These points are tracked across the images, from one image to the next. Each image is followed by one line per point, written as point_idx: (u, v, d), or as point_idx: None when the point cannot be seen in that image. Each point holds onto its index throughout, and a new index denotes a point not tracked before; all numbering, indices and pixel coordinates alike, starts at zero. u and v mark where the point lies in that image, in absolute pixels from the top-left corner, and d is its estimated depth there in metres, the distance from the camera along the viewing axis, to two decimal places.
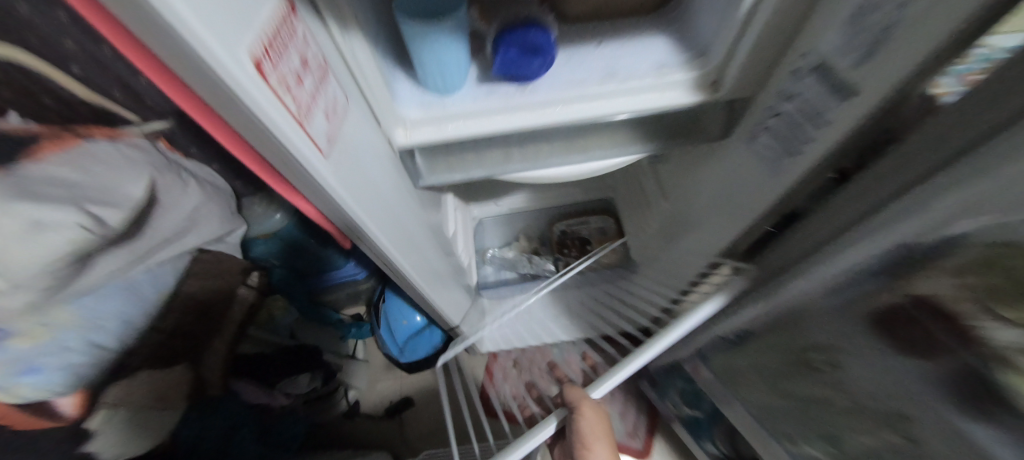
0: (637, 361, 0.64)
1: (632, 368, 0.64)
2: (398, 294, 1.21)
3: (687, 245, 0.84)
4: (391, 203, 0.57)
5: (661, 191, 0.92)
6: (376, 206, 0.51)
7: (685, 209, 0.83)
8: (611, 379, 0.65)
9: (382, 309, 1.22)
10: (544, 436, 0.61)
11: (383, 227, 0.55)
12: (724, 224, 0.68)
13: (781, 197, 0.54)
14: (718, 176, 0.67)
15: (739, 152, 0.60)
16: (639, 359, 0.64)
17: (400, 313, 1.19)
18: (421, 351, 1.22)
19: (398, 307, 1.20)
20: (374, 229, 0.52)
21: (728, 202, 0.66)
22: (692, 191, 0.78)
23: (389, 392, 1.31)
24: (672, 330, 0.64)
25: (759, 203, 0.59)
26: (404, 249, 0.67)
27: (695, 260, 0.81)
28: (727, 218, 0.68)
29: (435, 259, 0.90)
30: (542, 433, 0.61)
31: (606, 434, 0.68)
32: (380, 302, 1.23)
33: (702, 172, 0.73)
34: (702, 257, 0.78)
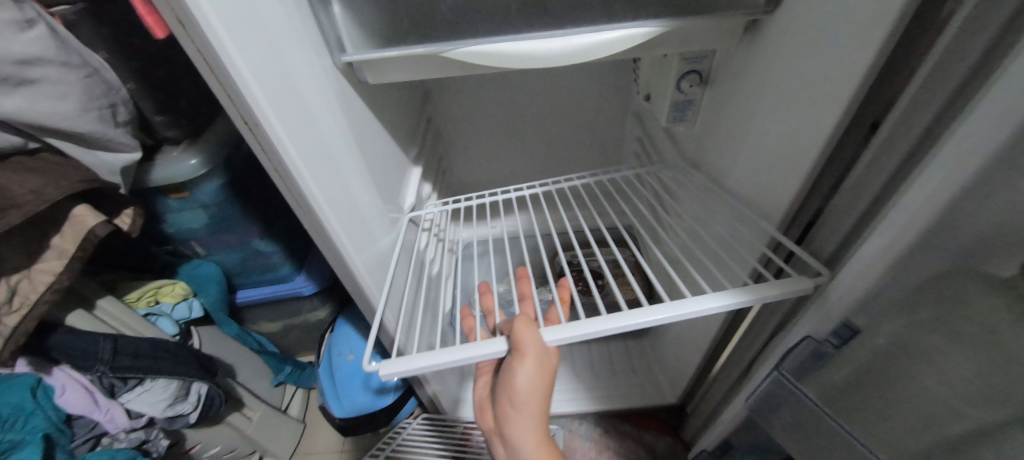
0: (640, 317, 0.42)
1: (626, 326, 0.42)
2: (351, 321, 0.93)
3: (728, 228, 0.57)
4: (280, 56, 0.38)
5: (685, 173, 0.69)
6: (227, 9, 0.32)
7: (723, 177, 0.59)
8: (598, 324, 0.42)
9: (327, 340, 0.94)
10: (466, 360, 0.43)
11: (250, 61, 0.34)
12: (792, 150, 0.43)
13: (888, 52, 0.32)
14: (777, 82, 0.45)
15: (811, 13, 0.39)
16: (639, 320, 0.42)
17: (343, 347, 0.90)
18: (358, 403, 0.87)
19: (344, 339, 0.91)
20: (224, 37, 0.32)
21: (793, 120, 0.43)
22: (733, 149, 0.56)
23: None
24: (674, 305, 0.42)
25: (847, 84, 0.36)
26: (315, 169, 0.43)
27: (745, 245, 0.53)
28: (790, 150, 0.44)
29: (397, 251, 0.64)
30: (467, 355, 0.43)
31: (540, 391, 0.48)
32: (328, 332, 0.95)
33: (752, 96, 0.51)
34: (757, 236, 0.50)
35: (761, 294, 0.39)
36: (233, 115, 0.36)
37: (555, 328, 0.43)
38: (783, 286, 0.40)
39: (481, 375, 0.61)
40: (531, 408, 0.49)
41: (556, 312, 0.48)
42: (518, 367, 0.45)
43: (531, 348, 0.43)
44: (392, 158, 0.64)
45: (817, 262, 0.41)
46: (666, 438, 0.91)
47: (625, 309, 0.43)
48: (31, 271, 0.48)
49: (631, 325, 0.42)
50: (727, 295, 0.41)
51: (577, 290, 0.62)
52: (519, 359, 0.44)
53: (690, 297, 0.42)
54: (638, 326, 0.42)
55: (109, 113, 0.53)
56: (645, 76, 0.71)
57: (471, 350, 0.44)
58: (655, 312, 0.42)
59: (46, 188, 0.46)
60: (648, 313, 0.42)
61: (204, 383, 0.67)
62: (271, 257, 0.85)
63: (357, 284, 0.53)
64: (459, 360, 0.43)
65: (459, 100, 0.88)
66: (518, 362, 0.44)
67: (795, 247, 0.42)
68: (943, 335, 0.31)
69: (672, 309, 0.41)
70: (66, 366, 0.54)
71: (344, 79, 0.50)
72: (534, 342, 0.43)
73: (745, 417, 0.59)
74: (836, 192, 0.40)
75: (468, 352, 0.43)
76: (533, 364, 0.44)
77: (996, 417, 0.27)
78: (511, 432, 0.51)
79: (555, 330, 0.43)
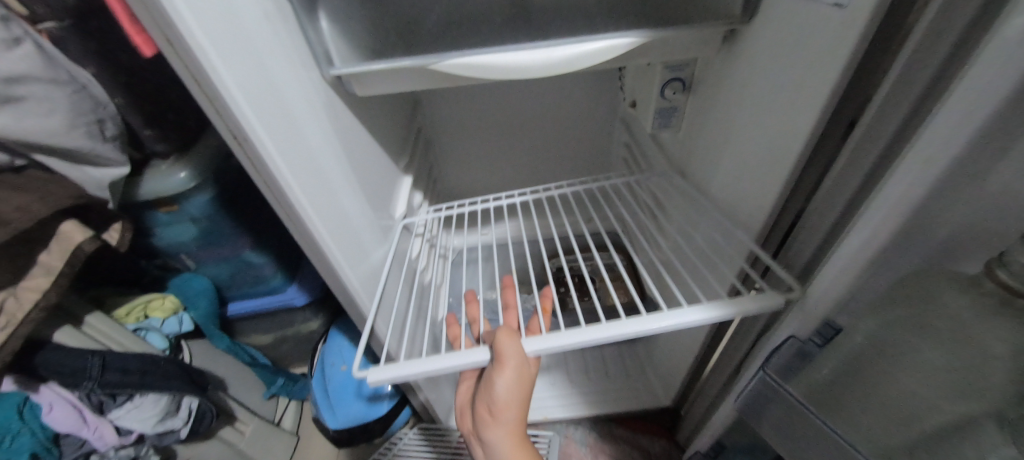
0: (622, 328, 0.43)
1: (609, 336, 0.43)
2: (344, 332, 0.92)
3: (714, 230, 0.58)
4: (268, 70, 0.39)
5: (672, 178, 0.70)
6: (215, 26, 0.33)
7: (708, 182, 0.60)
8: (582, 334, 0.43)
9: (320, 351, 0.93)
10: (446, 369, 0.43)
11: (238, 78, 0.35)
12: (772, 153, 0.45)
13: (857, 59, 0.33)
14: (755, 90, 0.47)
15: (784, 22, 0.41)
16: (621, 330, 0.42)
17: (335, 357, 0.89)
18: (353, 414, 0.86)
19: (336, 349, 0.91)
20: (211, 53, 0.32)
21: (772, 125, 0.44)
22: (716, 154, 0.57)
23: None
24: (655, 317, 0.43)
25: (819, 90, 0.37)
26: (305, 181, 0.43)
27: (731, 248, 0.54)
28: (769, 155, 0.45)
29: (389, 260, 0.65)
30: (446, 365, 0.43)
31: (518, 398, 0.50)
32: (321, 343, 0.95)
33: (733, 103, 0.52)
34: (742, 237, 0.52)
35: (735, 309, 0.41)
36: (221, 130, 0.36)
37: (535, 338, 0.44)
38: (756, 301, 0.42)
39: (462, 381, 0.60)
40: (509, 415, 0.50)
41: (538, 322, 0.49)
42: (497, 375, 0.46)
43: (510, 357, 0.44)
44: (382, 169, 0.65)
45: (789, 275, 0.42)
46: (661, 440, 0.91)
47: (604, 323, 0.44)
48: (18, 289, 0.47)
49: (611, 337, 0.43)
50: (704, 309, 0.43)
51: (558, 301, 0.63)
52: (498, 368, 0.45)
53: (667, 310, 0.44)
54: (623, 336, 0.42)
55: (97, 128, 0.53)
56: (631, 84, 0.73)
57: (455, 359, 0.44)
58: (637, 322, 0.43)
59: (33, 205, 0.46)
60: (627, 325, 0.43)
61: (195, 398, 0.66)
62: (263, 269, 0.85)
63: (349, 294, 0.53)
64: (441, 368, 0.43)
65: (449, 108, 0.89)
66: (498, 371, 0.46)
67: (771, 261, 0.43)
68: (914, 330, 0.32)
69: (652, 321, 0.43)
70: (54, 383, 0.53)
71: (333, 92, 0.51)
72: (513, 352, 0.44)
73: (736, 417, 0.60)
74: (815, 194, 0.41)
75: (453, 361, 0.44)
76: (512, 372, 0.46)
77: (971, 408, 0.28)
78: (487, 438, 0.52)
79: (534, 341, 0.44)
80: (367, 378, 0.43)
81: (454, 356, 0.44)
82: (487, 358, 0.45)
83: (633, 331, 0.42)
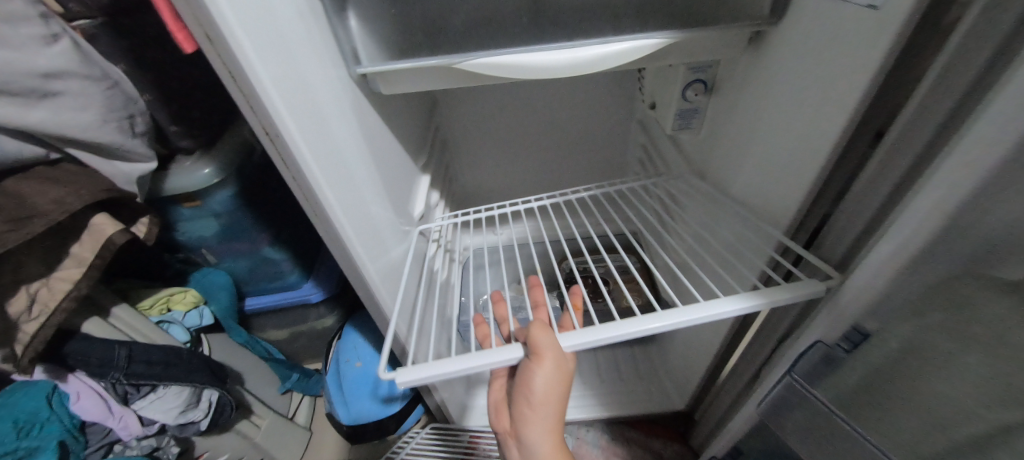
0: (657, 322, 0.43)
1: (643, 330, 0.43)
2: (359, 329, 0.93)
3: (735, 233, 0.58)
4: (300, 69, 0.40)
5: (692, 180, 0.70)
6: (253, 26, 0.33)
7: (729, 184, 0.60)
8: (619, 327, 0.43)
9: (335, 347, 0.94)
10: (479, 369, 0.44)
11: (271, 73, 0.35)
12: (798, 157, 0.44)
13: (891, 61, 0.33)
14: (781, 92, 0.46)
15: (814, 24, 0.41)
16: (657, 323, 0.43)
17: (350, 354, 0.90)
18: (367, 412, 0.87)
19: (351, 345, 0.92)
20: (247, 48, 0.33)
21: (799, 127, 0.44)
22: (738, 156, 0.57)
23: None
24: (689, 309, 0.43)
25: (849, 93, 0.37)
26: (331, 177, 0.44)
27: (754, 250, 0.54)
28: (795, 158, 0.45)
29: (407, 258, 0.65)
30: (484, 363, 0.44)
31: (557, 399, 0.48)
32: (336, 339, 0.95)
33: (757, 106, 0.52)
34: (763, 241, 0.51)
35: (772, 298, 0.41)
36: (253, 125, 0.37)
37: (571, 335, 0.45)
38: (790, 292, 0.42)
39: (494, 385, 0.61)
40: (548, 418, 0.49)
41: (573, 319, 0.50)
42: (535, 371, 0.45)
43: (547, 349, 0.44)
44: (402, 167, 0.65)
45: (828, 265, 0.42)
46: (673, 443, 0.91)
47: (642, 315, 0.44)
48: (50, 279, 0.49)
49: (646, 331, 0.43)
50: (738, 299, 0.43)
51: (588, 300, 0.65)
52: (537, 363, 0.45)
53: (703, 302, 0.44)
54: (659, 329, 0.43)
55: (128, 124, 0.54)
56: (650, 85, 0.73)
57: (486, 359, 0.44)
58: (674, 314, 0.43)
59: (67, 198, 0.47)
60: (665, 317, 0.43)
61: (216, 390, 0.67)
62: (281, 265, 0.86)
63: (370, 290, 0.54)
64: (475, 368, 0.43)
65: (467, 108, 0.90)
66: (536, 366, 0.45)
67: (803, 251, 0.43)
68: (947, 335, 0.31)
69: (688, 312, 0.43)
70: (80, 372, 0.55)
71: (358, 89, 0.51)
72: (550, 344, 0.45)
73: (755, 422, 0.59)
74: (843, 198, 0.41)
75: (486, 360, 0.44)
76: (550, 367, 0.45)
77: (1010, 417, 0.27)
78: (526, 439, 0.50)
79: (572, 337, 0.45)
80: (401, 381, 0.43)
81: (487, 355, 0.45)
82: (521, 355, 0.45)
83: (669, 323, 0.42)
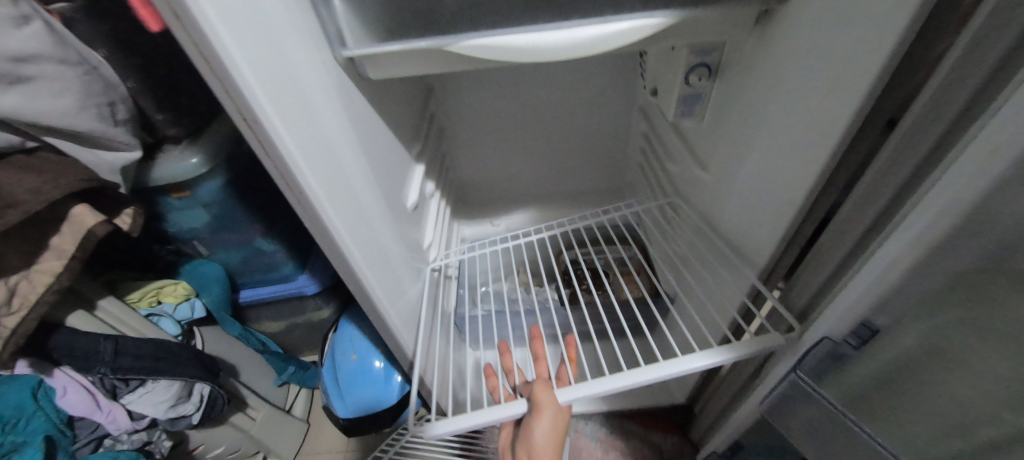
0: (640, 376, 0.51)
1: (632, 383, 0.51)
2: (355, 321, 0.92)
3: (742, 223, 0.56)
4: (280, 52, 0.37)
5: (695, 169, 0.68)
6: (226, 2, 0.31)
7: (732, 173, 0.58)
8: (605, 383, 0.52)
9: (331, 340, 0.93)
10: (496, 421, 0.53)
11: (247, 56, 0.33)
12: (805, 143, 0.42)
13: (911, 38, 0.31)
14: (788, 74, 0.44)
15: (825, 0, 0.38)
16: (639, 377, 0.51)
17: (347, 347, 0.89)
18: (364, 403, 0.86)
19: (347, 338, 0.91)
20: (218, 26, 0.30)
21: (807, 112, 0.42)
22: (743, 143, 0.55)
23: None
24: (665, 364, 0.51)
25: (859, 75, 0.34)
26: (317, 166, 0.42)
27: (761, 242, 0.52)
28: (802, 144, 0.43)
29: (400, 250, 0.63)
30: (498, 416, 0.53)
31: (555, 449, 0.56)
32: (331, 331, 0.94)
33: (762, 90, 0.49)
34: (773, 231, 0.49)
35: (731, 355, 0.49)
36: (230, 111, 0.35)
37: (566, 388, 0.54)
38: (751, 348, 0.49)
39: (504, 429, 0.66)
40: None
41: (568, 371, 0.64)
42: (536, 425, 0.54)
43: (548, 405, 0.54)
44: (395, 157, 0.63)
45: (793, 313, 0.48)
46: (673, 437, 0.90)
47: (626, 370, 0.53)
48: (30, 272, 0.47)
49: (631, 383, 0.51)
50: (708, 355, 0.51)
51: (581, 350, 0.77)
52: (538, 417, 0.54)
53: (679, 357, 0.52)
54: (640, 382, 0.51)
55: (109, 111, 0.53)
56: (653, 70, 0.70)
57: (501, 410, 0.54)
58: (654, 369, 0.51)
59: (44, 187, 0.45)
60: (649, 372, 0.51)
61: (207, 384, 0.66)
62: (275, 256, 0.85)
63: (360, 284, 0.52)
64: (494, 420, 0.52)
65: (464, 95, 0.87)
66: (537, 420, 0.54)
67: (774, 302, 0.49)
68: (970, 332, 0.29)
69: (664, 367, 0.51)
70: (68, 368, 0.54)
71: (346, 74, 0.49)
72: (550, 401, 0.54)
73: (758, 417, 0.58)
74: (856, 187, 0.38)
75: (502, 414, 0.53)
76: (549, 420, 0.54)
77: None
78: None
79: (568, 390, 0.53)
80: (436, 431, 0.52)
81: (504, 410, 0.54)
82: (527, 407, 0.55)
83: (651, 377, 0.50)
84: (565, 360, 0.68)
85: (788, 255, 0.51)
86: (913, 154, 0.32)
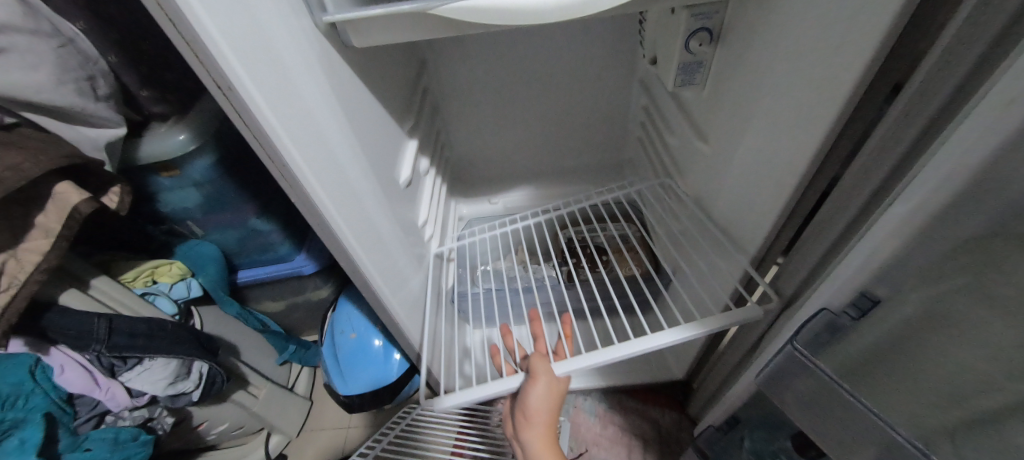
0: (627, 349, 0.53)
1: (620, 356, 0.53)
2: (353, 300, 0.92)
3: (742, 194, 0.55)
4: (253, 14, 0.35)
5: (695, 140, 0.66)
6: None
7: (732, 144, 0.56)
8: (593, 357, 0.53)
9: (330, 318, 0.94)
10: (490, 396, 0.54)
11: (218, 18, 0.31)
12: (805, 111, 0.40)
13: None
14: (789, 37, 0.42)
15: None
16: (626, 351, 0.53)
17: (346, 325, 0.90)
18: (364, 382, 0.86)
19: (345, 317, 0.91)
20: None
21: (808, 76, 0.40)
22: (742, 112, 0.53)
23: (326, 446, 0.96)
24: (649, 339, 0.53)
25: (861, 34, 0.32)
26: (299, 138, 0.41)
27: (760, 214, 0.51)
28: (803, 110, 0.41)
29: (392, 226, 0.62)
30: (489, 392, 0.54)
31: (552, 410, 0.57)
32: (330, 310, 0.95)
33: (763, 55, 0.47)
34: (773, 202, 0.48)
35: (710, 326, 0.52)
36: (204, 78, 0.33)
37: (563, 362, 0.55)
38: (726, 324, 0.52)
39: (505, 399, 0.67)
40: (544, 427, 0.57)
41: (564, 348, 0.64)
42: (531, 391, 0.55)
43: (542, 373, 0.54)
44: (385, 131, 0.61)
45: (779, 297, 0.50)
46: (670, 411, 0.91)
47: (614, 344, 0.54)
48: (17, 251, 0.47)
49: (619, 356, 0.53)
50: (685, 329, 0.53)
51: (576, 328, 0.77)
52: (531, 382, 0.55)
53: (663, 331, 0.54)
54: (627, 355, 0.53)
55: (88, 85, 0.51)
56: (651, 37, 0.67)
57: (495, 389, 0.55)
58: (640, 342, 0.53)
59: (24, 165, 0.43)
60: (635, 345, 0.53)
61: (205, 362, 0.67)
62: (270, 236, 0.84)
63: (351, 259, 0.51)
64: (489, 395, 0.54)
65: (456, 68, 0.85)
66: (532, 387, 0.55)
67: (762, 283, 0.50)
68: (975, 300, 0.28)
69: (649, 342, 0.53)
70: (63, 346, 0.54)
71: (327, 41, 0.47)
72: (546, 371, 0.55)
73: (754, 392, 0.58)
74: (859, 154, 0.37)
75: (496, 391, 0.54)
76: (544, 387, 0.55)
77: None
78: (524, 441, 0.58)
79: (564, 363, 0.55)
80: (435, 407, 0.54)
81: (495, 387, 0.55)
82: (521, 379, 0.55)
83: (637, 350, 0.52)
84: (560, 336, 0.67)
85: (788, 227, 0.49)
86: (920, 116, 0.31)
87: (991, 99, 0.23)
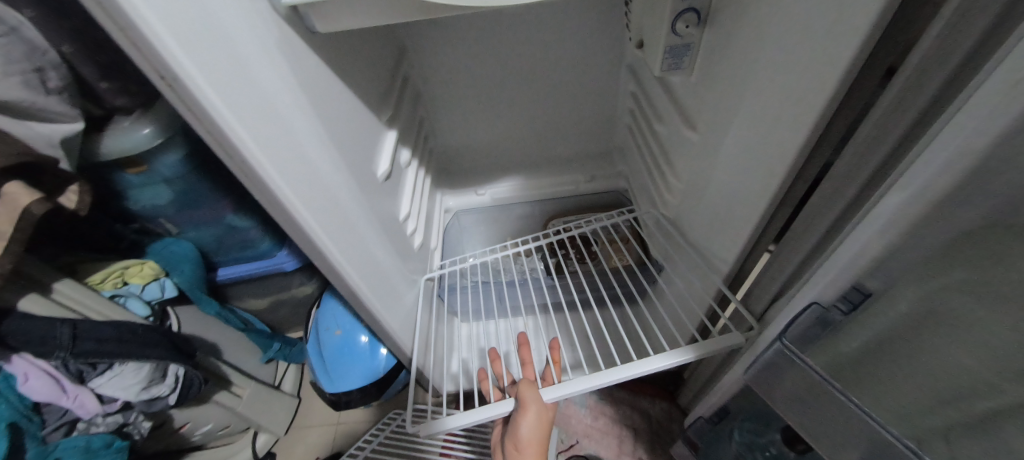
0: (614, 375, 0.53)
1: (606, 381, 0.53)
2: (338, 296, 0.90)
3: (730, 183, 0.53)
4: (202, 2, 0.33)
5: (683, 127, 0.64)
6: None
7: (720, 131, 0.54)
8: (580, 383, 0.53)
9: (315, 315, 0.92)
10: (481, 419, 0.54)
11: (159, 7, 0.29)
12: (794, 96, 0.38)
13: None
14: (778, 19, 0.40)
15: None
16: (613, 377, 0.53)
17: (331, 322, 0.88)
18: (350, 379, 0.85)
19: (331, 313, 0.89)
20: None
21: (796, 60, 0.38)
22: (730, 97, 0.51)
23: (316, 442, 0.95)
24: (636, 364, 0.54)
25: (850, 15, 0.30)
26: (260, 135, 0.38)
27: (749, 204, 0.50)
28: (791, 95, 0.39)
29: (372, 223, 0.60)
30: (486, 414, 0.54)
31: (543, 443, 0.57)
32: (315, 307, 0.93)
33: (751, 38, 0.45)
34: (762, 192, 0.46)
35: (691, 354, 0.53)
36: (149, 74, 0.30)
37: (552, 387, 0.55)
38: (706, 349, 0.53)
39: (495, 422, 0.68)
40: (535, 458, 0.57)
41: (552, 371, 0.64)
42: (522, 421, 0.55)
43: (532, 402, 0.54)
44: (360, 123, 0.59)
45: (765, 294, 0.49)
46: (659, 401, 0.90)
47: (602, 369, 0.55)
48: None
49: (608, 381, 0.53)
50: (669, 355, 0.54)
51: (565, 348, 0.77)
52: (524, 413, 0.55)
53: (649, 356, 0.55)
54: (614, 379, 0.53)
55: (40, 78, 0.48)
56: (638, 19, 0.64)
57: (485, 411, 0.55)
58: (626, 368, 0.54)
59: None
60: (623, 370, 0.53)
61: (181, 365, 0.65)
62: (249, 233, 0.81)
63: (327, 260, 0.50)
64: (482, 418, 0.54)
65: (437, 55, 0.82)
66: (523, 416, 0.55)
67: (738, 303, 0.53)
68: (971, 301, 0.26)
69: (636, 367, 0.53)
70: (25, 353, 0.51)
71: (289, 27, 0.44)
72: (535, 398, 0.55)
73: (743, 384, 0.57)
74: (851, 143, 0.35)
75: (486, 415, 0.54)
76: (535, 417, 0.55)
77: None
78: None
79: (552, 389, 0.54)
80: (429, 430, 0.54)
81: (490, 411, 0.55)
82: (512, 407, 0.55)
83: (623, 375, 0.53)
84: (550, 360, 0.66)
85: (778, 216, 0.48)
86: (916, 102, 0.29)
87: (993, 80, 0.21)
